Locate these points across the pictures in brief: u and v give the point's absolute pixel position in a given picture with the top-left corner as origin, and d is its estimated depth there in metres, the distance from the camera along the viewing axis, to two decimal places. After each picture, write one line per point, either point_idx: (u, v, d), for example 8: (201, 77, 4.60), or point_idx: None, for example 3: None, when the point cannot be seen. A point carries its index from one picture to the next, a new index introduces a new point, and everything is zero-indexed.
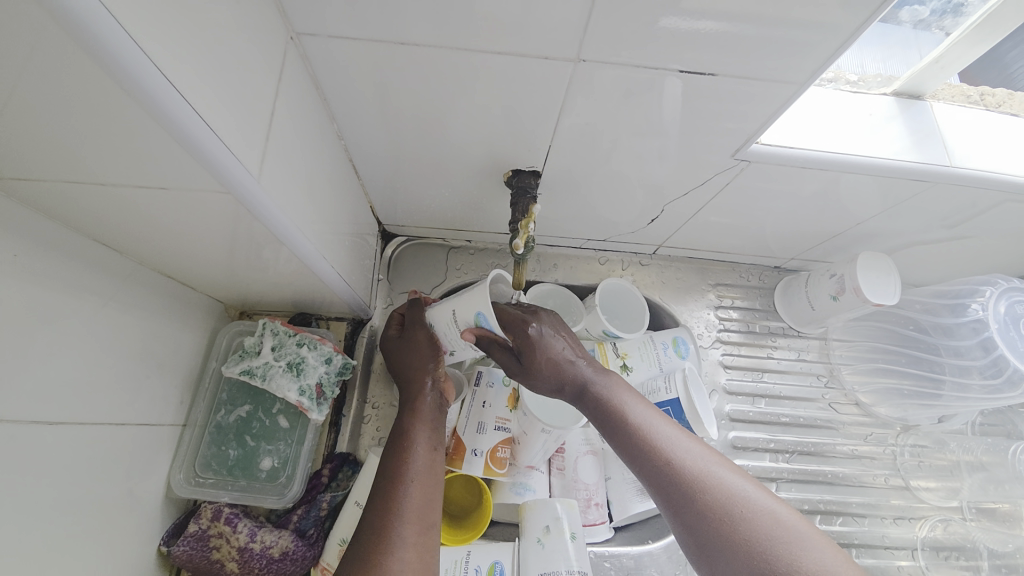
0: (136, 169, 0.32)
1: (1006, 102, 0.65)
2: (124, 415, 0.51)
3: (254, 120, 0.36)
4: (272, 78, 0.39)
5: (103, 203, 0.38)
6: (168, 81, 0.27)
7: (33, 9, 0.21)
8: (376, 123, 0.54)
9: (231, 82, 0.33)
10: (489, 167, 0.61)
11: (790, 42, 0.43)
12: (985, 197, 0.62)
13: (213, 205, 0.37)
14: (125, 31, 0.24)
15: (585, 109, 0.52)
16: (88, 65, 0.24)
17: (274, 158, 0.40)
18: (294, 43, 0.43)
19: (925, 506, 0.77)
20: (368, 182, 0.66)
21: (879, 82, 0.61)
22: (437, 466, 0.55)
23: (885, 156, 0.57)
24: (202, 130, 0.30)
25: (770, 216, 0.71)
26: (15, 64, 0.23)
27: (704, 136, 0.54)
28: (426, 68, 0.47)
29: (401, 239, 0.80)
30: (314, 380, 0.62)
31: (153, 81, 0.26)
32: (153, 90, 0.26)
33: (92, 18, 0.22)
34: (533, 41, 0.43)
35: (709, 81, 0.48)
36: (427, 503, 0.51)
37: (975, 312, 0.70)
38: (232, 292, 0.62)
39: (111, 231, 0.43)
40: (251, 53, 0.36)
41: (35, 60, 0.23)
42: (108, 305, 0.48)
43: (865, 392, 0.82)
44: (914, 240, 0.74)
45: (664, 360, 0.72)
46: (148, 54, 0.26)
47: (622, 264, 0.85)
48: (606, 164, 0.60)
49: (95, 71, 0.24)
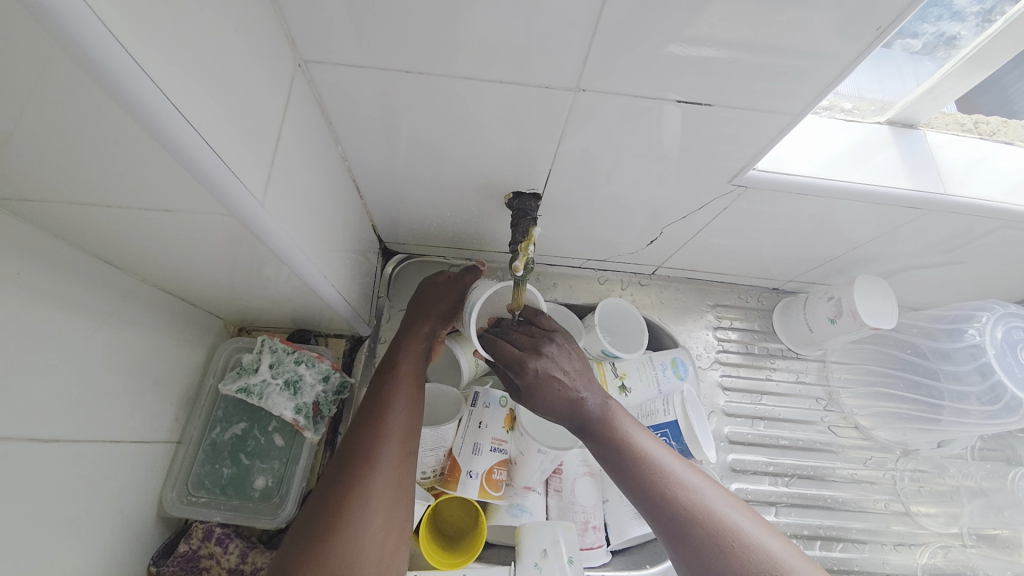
0: (142, 192, 0.33)
1: (1000, 130, 0.66)
2: (120, 432, 0.51)
3: (260, 144, 0.37)
4: (280, 104, 0.40)
5: (108, 223, 0.38)
6: (175, 109, 0.28)
7: (52, 51, 0.22)
8: (380, 145, 0.55)
9: (238, 109, 0.34)
10: (490, 188, 0.62)
11: (786, 73, 0.44)
12: (981, 224, 0.63)
13: (216, 227, 0.38)
14: (139, 68, 0.25)
15: (586, 134, 0.52)
16: (95, 93, 0.24)
17: (279, 181, 0.41)
18: (302, 69, 0.44)
19: (925, 533, 0.76)
20: (370, 202, 0.66)
21: (873, 110, 0.62)
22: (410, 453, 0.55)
23: (880, 183, 0.58)
24: (209, 158, 0.31)
25: (768, 239, 0.71)
26: (28, 98, 0.24)
27: (702, 161, 0.55)
28: (431, 94, 0.48)
29: (402, 256, 0.81)
30: (310, 399, 0.61)
31: (161, 110, 0.27)
32: (161, 118, 0.27)
33: (108, 55, 0.23)
34: (536, 69, 0.44)
35: (707, 110, 0.49)
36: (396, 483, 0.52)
37: (972, 337, 0.70)
38: (232, 308, 0.62)
39: (114, 249, 0.44)
40: (258, 81, 0.37)
41: (44, 90, 0.24)
42: (107, 322, 0.48)
43: (864, 415, 0.82)
44: (910, 264, 0.74)
45: (662, 381, 0.71)
46: (156, 83, 0.26)
47: (621, 284, 0.85)
48: (606, 186, 0.61)
49: (103, 100, 0.24)
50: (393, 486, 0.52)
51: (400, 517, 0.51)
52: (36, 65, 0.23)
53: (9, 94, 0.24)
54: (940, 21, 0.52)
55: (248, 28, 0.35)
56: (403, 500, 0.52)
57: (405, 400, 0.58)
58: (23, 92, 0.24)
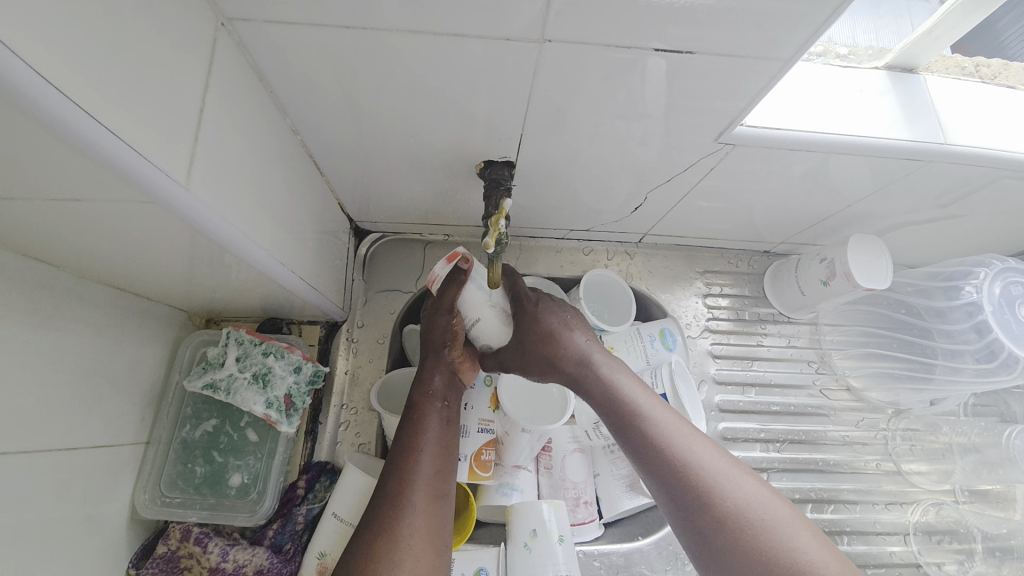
0: (37, 179, 0.29)
1: (1001, 73, 0.62)
2: (75, 439, 0.48)
3: (177, 117, 0.32)
4: (199, 69, 0.35)
5: (17, 217, 0.34)
6: (38, 75, 0.23)
7: None
8: (332, 114, 0.50)
9: (138, 75, 0.29)
10: (459, 157, 0.57)
11: (778, 15, 0.40)
12: (978, 174, 0.59)
13: (139, 217, 0.34)
14: None
15: (559, 93, 0.48)
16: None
17: (208, 159, 0.36)
18: (226, 28, 0.39)
19: (917, 491, 0.76)
20: (333, 178, 0.62)
21: (870, 55, 0.58)
22: (440, 501, 0.52)
23: (878, 135, 0.54)
24: (101, 133, 0.26)
25: (758, 200, 0.67)
26: None
27: (688, 118, 0.51)
28: (380, 54, 0.43)
29: (375, 236, 0.77)
30: (282, 392, 0.59)
31: (11, 70, 0.22)
32: (13, 80, 0.22)
33: None
34: (495, 19, 0.39)
35: (690, 60, 0.44)
36: (433, 516, 0.51)
37: (969, 294, 0.68)
38: (192, 300, 0.59)
39: (38, 245, 0.40)
40: (167, 41, 0.32)
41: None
42: (46, 324, 0.44)
43: (855, 375, 0.81)
44: (907, 220, 0.71)
45: (651, 353, 0.69)
46: (3, 40, 0.21)
47: (607, 254, 0.82)
48: (583, 151, 0.57)
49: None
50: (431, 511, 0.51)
51: (438, 544, 0.50)
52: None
53: None
54: None
55: None
56: (441, 533, 0.51)
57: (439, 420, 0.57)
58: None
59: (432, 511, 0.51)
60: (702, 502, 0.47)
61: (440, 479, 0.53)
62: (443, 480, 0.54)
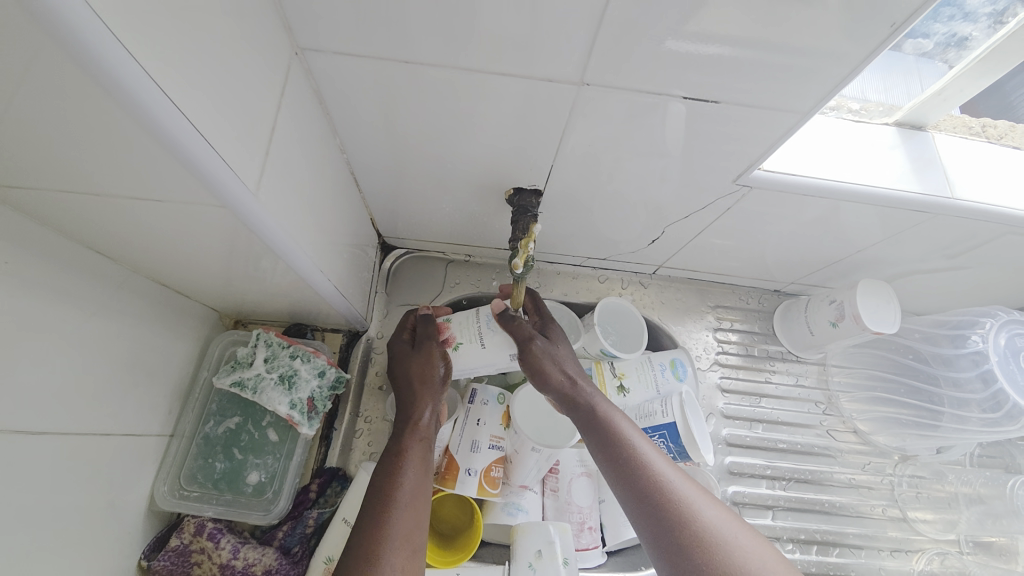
0: (133, 182, 0.32)
1: (1007, 135, 0.66)
2: (109, 426, 0.50)
3: (255, 134, 0.36)
4: (275, 92, 0.39)
5: (95, 212, 0.37)
6: (168, 101, 0.27)
7: (48, 44, 0.22)
8: (378, 137, 0.54)
9: (232, 97, 0.33)
10: (490, 183, 0.61)
11: (796, 74, 0.44)
12: (985, 229, 0.62)
13: (208, 219, 0.37)
14: (130, 54, 0.24)
15: (589, 131, 0.52)
16: (78, 78, 0.23)
17: (274, 172, 0.40)
18: (299, 57, 0.43)
19: (922, 539, 0.76)
20: (368, 195, 0.66)
21: (881, 112, 0.61)
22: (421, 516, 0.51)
23: (886, 186, 0.57)
24: (202, 149, 0.30)
25: (771, 240, 0.70)
26: (22, 85, 0.24)
27: (708, 160, 0.54)
28: (429, 86, 0.47)
29: (400, 251, 0.80)
30: (306, 394, 0.61)
31: (153, 97, 0.26)
32: (151, 107, 0.26)
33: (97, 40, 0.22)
34: (537, 64, 0.44)
35: (713, 108, 0.48)
36: (415, 525, 0.50)
37: (975, 343, 0.70)
38: (227, 301, 0.62)
39: (106, 240, 0.43)
40: (253, 68, 0.36)
41: (13, 70, 0.23)
42: (98, 314, 0.47)
43: (863, 419, 0.81)
44: (914, 268, 0.73)
45: (662, 383, 0.70)
46: (147, 70, 0.25)
47: (622, 283, 0.85)
48: (607, 183, 0.60)
49: (88, 87, 0.24)
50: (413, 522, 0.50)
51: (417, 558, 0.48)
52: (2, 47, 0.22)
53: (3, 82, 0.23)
54: (951, 22, 0.50)
55: (242, 13, 0.34)
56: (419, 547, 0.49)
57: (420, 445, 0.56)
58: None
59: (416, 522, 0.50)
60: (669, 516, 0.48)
61: (421, 496, 0.52)
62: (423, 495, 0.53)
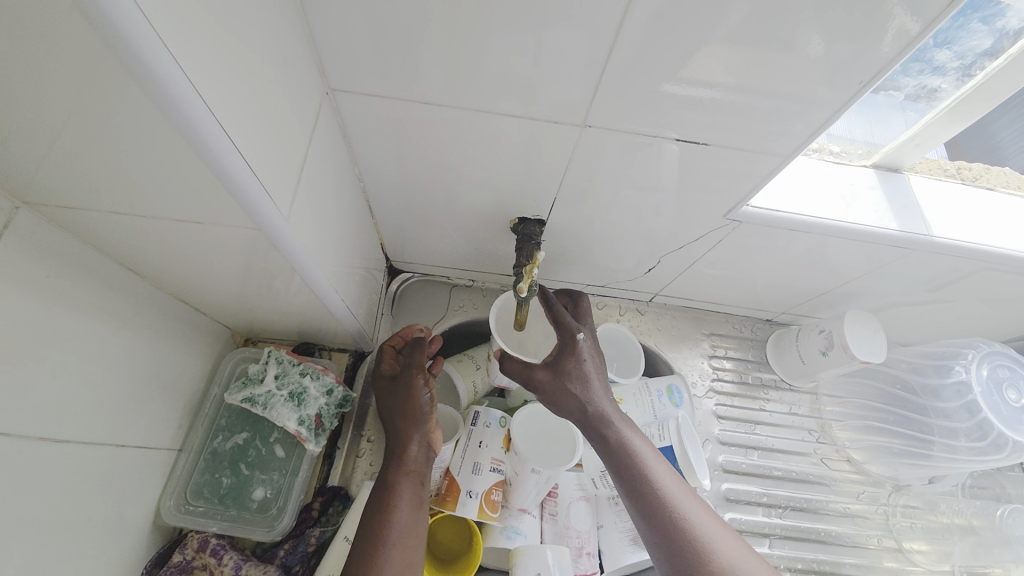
0: (179, 205, 0.36)
1: (982, 176, 0.70)
2: (123, 437, 0.52)
3: (289, 164, 0.40)
4: (308, 127, 0.44)
5: (136, 232, 0.41)
6: (224, 135, 0.31)
7: (136, 92, 0.25)
8: (394, 169, 0.58)
9: (273, 131, 0.37)
10: (496, 212, 0.65)
11: (779, 119, 0.48)
12: (965, 263, 0.65)
13: (241, 240, 0.40)
14: (198, 96, 0.28)
15: (590, 167, 0.56)
16: (156, 118, 0.27)
17: (303, 198, 0.43)
18: (329, 97, 0.48)
19: (918, 570, 0.76)
20: (381, 222, 0.69)
21: (860, 154, 0.66)
22: (414, 552, 0.54)
23: (867, 223, 0.61)
24: (247, 175, 0.34)
25: (761, 272, 0.74)
26: (102, 121, 0.27)
27: (701, 195, 0.59)
28: (444, 124, 0.51)
29: (407, 275, 0.83)
30: (313, 411, 0.63)
31: (211, 131, 0.30)
32: (209, 139, 0.30)
33: (172, 85, 0.26)
34: (544, 107, 0.48)
35: (703, 149, 0.52)
36: (406, 562, 0.52)
37: (959, 373, 0.74)
38: (241, 319, 0.64)
39: (140, 258, 0.46)
40: (291, 106, 0.40)
41: (96, 106, 0.26)
42: (123, 327, 0.50)
43: (855, 448, 0.83)
44: (899, 301, 0.77)
45: (658, 407, 0.72)
46: (210, 110, 0.29)
47: (620, 310, 0.88)
48: (607, 214, 0.64)
49: (163, 125, 0.27)
50: (404, 556, 0.53)
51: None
52: (91, 87, 0.25)
53: (87, 117, 0.27)
54: (921, 76, 0.55)
55: (285, 58, 0.39)
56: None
57: (412, 477, 0.59)
58: (78, 103, 0.26)
59: (408, 559, 0.53)
60: (676, 532, 0.52)
61: (414, 529, 0.55)
62: (415, 528, 0.55)
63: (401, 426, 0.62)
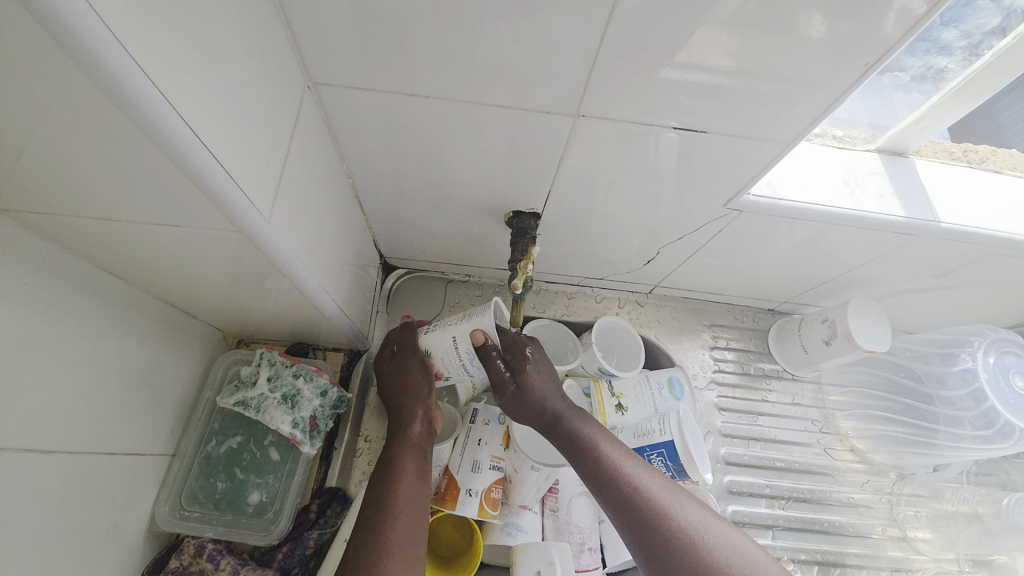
0: (154, 209, 0.34)
1: (988, 158, 0.68)
2: (114, 444, 0.51)
3: (269, 162, 0.38)
4: (289, 123, 0.42)
5: (114, 236, 0.39)
6: (195, 136, 0.29)
7: (95, 93, 0.24)
8: (383, 164, 0.56)
9: (250, 129, 0.35)
10: (490, 206, 0.63)
11: (779, 105, 0.46)
12: (971, 249, 0.64)
13: (222, 243, 0.39)
14: (165, 95, 0.26)
15: (585, 157, 0.54)
16: (119, 119, 0.25)
17: (286, 197, 0.42)
18: (311, 90, 0.46)
19: (923, 558, 0.76)
20: (372, 218, 0.68)
21: (863, 138, 0.64)
22: (421, 521, 0.53)
23: (871, 210, 0.60)
24: (222, 177, 0.32)
25: (762, 261, 0.72)
26: (63, 122, 0.26)
27: (700, 184, 0.57)
28: (432, 117, 0.49)
29: (401, 271, 0.82)
30: (307, 413, 0.62)
31: (181, 132, 0.28)
32: (180, 141, 0.28)
33: (135, 82, 0.24)
34: (536, 97, 0.46)
35: (702, 137, 0.50)
36: (415, 528, 0.51)
37: (965, 361, 0.73)
38: (231, 320, 0.63)
39: (121, 262, 0.45)
40: (270, 101, 0.38)
41: (53, 107, 0.25)
42: (108, 334, 0.49)
43: (859, 437, 0.82)
44: (902, 288, 0.75)
45: (659, 401, 0.71)
46: (178, 110, 0.28)
47: (618, 302, 0.86)
48: (603, 206, 0.62)
49: (127, 126, 0.26)
50: (411, 524, 0.52)
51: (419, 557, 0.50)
52: (44, 85, 0.24)
53: (46, 119, 0.25)
54: (926, 56, 0.53)
55: (261, 51, 0.37)
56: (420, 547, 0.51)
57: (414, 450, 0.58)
58: (34, 104, 0.24)
59: (416, 525, 0.52)
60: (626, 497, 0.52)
61: (419, 498, 0.54)
62: (421, 497, 0.55)
63: (402, 402, 0.62)
